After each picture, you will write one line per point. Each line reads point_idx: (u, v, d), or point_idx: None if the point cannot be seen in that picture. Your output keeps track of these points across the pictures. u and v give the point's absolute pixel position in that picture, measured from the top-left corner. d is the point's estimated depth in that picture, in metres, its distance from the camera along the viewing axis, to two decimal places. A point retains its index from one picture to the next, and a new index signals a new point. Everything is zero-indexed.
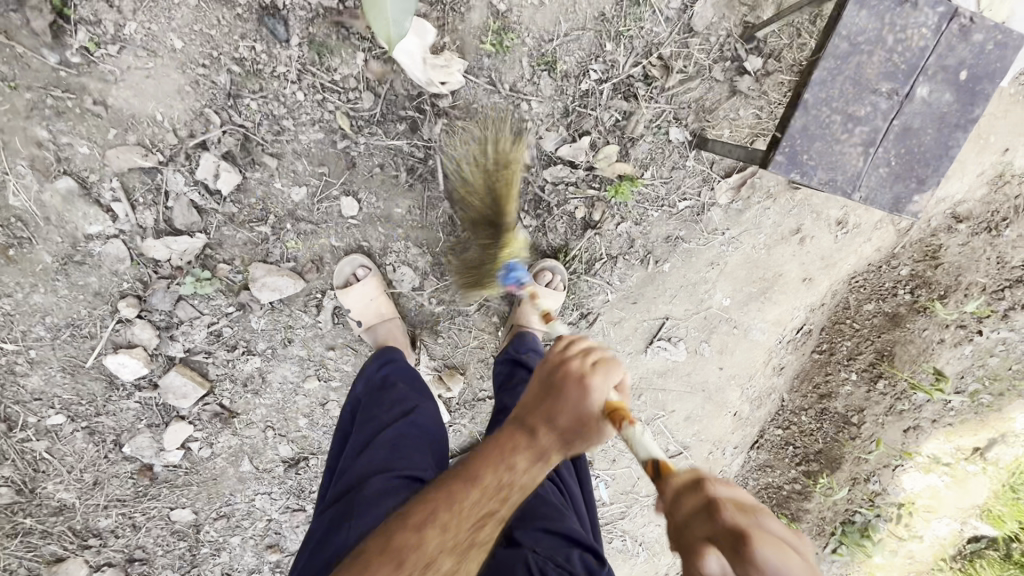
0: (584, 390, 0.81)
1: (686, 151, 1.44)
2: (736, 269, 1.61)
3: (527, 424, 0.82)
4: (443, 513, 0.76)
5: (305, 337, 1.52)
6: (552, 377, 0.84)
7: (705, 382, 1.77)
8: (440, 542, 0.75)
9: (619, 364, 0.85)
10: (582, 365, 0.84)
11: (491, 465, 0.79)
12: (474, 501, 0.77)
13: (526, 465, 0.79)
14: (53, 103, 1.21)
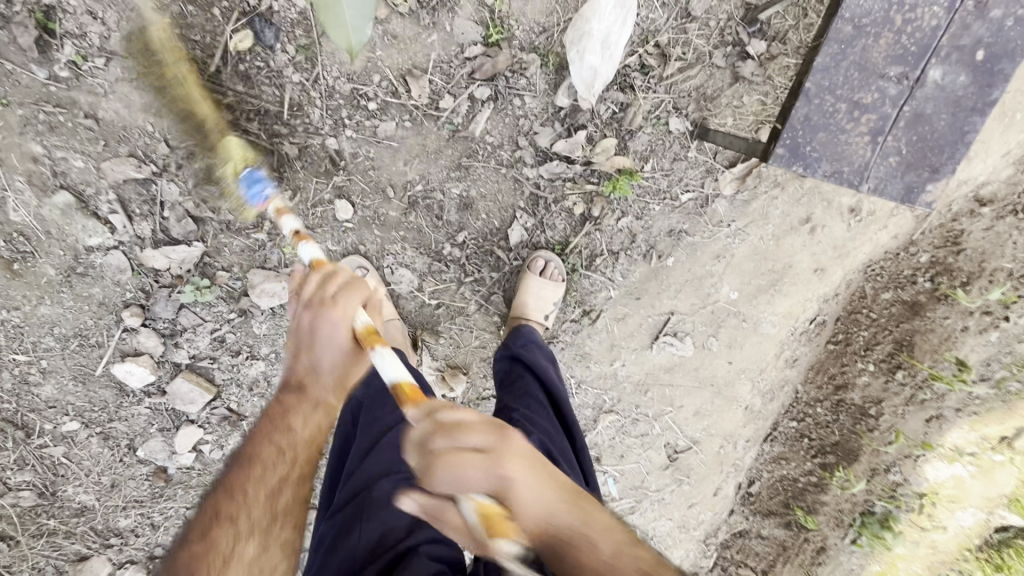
0: (445, 477, 0.68)
1: (688, 142, 1.39)
2: (744, 262, 1.55)
3: (297, 381, 0.94)
4: (244, 493, 0.89)
5: None
6: (302, 326, 0.93)
7: (714, 377, 1.73)
8: (255, 513, 0.88)
9: (361, 285, 0.94)
10: (325, 299, 0.93)
11: (273, 431, 0.92)
12: (267, 476, 0.90)
13: (303, 419, 0.93)
14: (46, 119, 1.22)
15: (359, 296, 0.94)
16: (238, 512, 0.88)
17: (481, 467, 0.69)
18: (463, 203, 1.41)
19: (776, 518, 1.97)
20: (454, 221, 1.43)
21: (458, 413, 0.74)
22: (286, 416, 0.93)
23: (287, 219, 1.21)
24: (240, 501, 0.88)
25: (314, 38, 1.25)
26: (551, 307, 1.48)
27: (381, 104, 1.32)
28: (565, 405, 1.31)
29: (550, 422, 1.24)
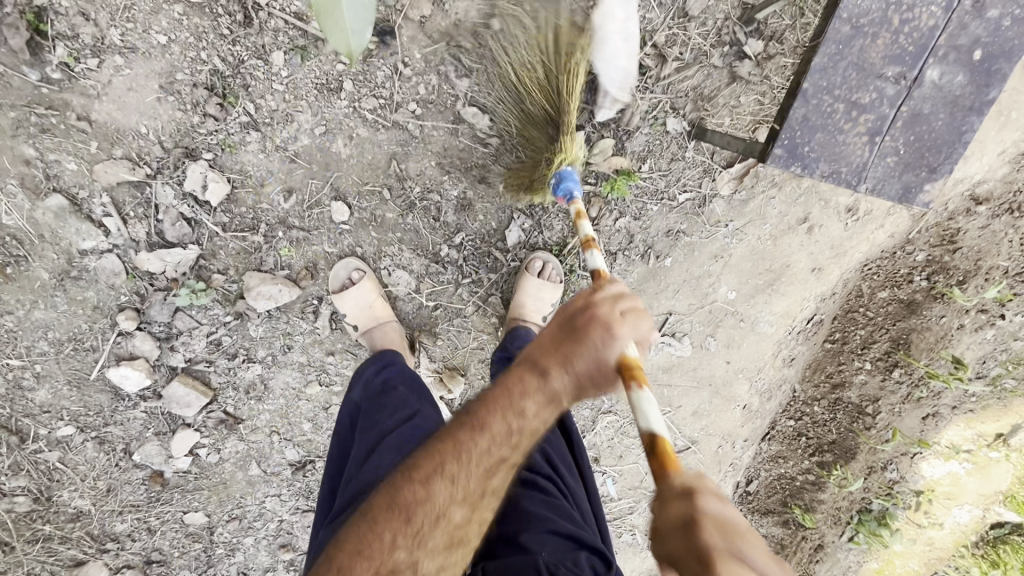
0: (609, 338, 0.78)
1: (685, 142, 1.39)
2: (741, 261, 1.55)
3: (539, 365, 0.81)
4: (457, 473, 0.78)
5: (304, 343, 1.51)
6: (578, 321, 0.81)
7: (712, 377, 1.73)
8: (451, 492, 0.78)
9: (647, 318, 0.81)
10: (611, 317, 0.80)
11: (508, 411, 0.79)
12: (491, 450, 0.79)
13: (538, 408, 0.79)
14: (38, 121, 1.20)
15: (637, 328, 0.80)
16: (458, 473, 0.78)
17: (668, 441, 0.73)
18: (460, 204, 1.41)
19: (774, 516, 1.99)
20: (451, 222, 1.42)
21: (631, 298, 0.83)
22: (512, 398, 0.80)
23: (583, 223, 1.14)
24: (422, 507, 0.76)
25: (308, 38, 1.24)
26: (549, 308, 1.48)
27: (378, 104, 1.31)
28: None
29: None
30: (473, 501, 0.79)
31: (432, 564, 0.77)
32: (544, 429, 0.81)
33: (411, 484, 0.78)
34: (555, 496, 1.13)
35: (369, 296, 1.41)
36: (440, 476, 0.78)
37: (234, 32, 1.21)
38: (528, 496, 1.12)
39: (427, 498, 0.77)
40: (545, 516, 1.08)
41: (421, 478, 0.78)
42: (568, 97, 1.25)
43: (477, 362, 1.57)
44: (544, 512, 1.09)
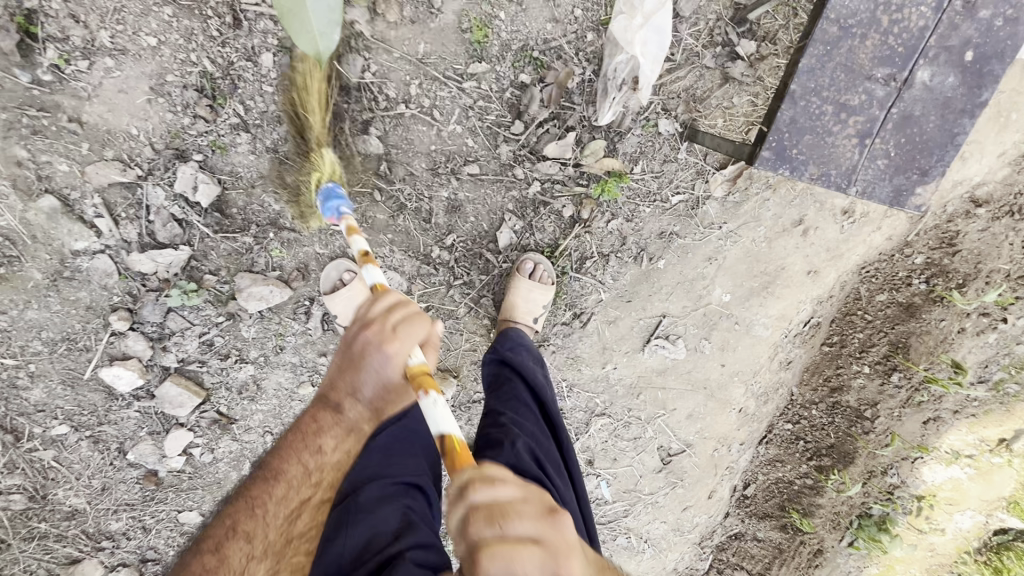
0: (383, 355, 0.86)
1: (678, 143, 1.38)
2: (735, 264, 1.54)
3: (335, 399, 0.95)
4: (265, 508, 0.96)
5: (296, 344, 1.51)
6: (356, 348, 0.90)
7: (707, 380, 1.72)
8: (301, 478, 0.97)
9: (425, 320, 0.89)
10: (386, 326, 0.87)
11: (303, 449, 0.97)
12: (288, 493, 0.97)
13: (335, 442, 0.95)
14: (30, 122, 1.21)
15: (422, 331, 0.88)
16: (253, 531, 0.95)
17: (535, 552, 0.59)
18: (451, 206, 1.40)
19: (771, 520, 1.97)
20: (442, 224, 1.42)
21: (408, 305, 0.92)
22: (314, 435, 0.96)
23: (356, 237, 1.13)
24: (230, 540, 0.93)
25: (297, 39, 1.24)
26: (540, 310, 1.47)
27: (368, 106, 1.31)
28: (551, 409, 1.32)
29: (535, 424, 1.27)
30: (312, 491, 0.99)
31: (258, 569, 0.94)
32: (338, 461, 0.99)
33: (258, 484, 0.98)
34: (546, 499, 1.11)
35: (359, 298, 1.41)
36: (262, 505, 0.96)
37: (224, 34, 1.21)
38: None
39: (290, 489, 0.98)
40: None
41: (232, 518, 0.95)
42: (308, 112, 1.22)
43: (469, 364, 1.57)
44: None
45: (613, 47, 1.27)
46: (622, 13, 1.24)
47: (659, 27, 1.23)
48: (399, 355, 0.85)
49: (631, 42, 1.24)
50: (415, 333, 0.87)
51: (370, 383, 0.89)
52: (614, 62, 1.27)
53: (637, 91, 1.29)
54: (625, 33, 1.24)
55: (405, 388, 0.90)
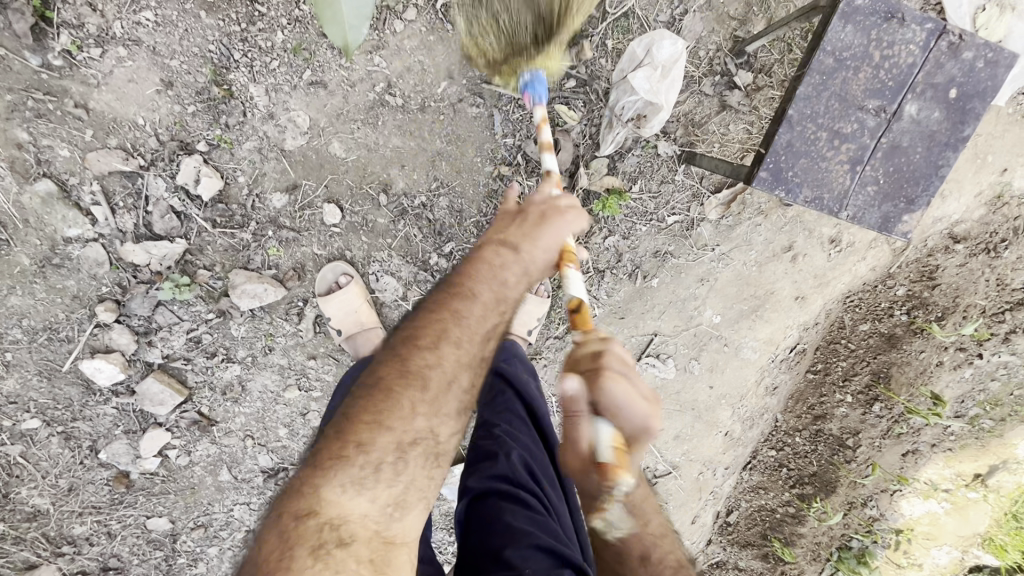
0: (564, 222, 0.96)
1: (675, 166, 1.41)
2: (727, 286, 1.58)
3: (506, 247, 0.94)
4: (432, 351, 0.85)
5: (286, 345, 1.49)
6: (536, 214, 0.97)
7: (695, 401, 1.73)
8: (447, 363, 0.85)
9: (582, 213, 0.98)
10: (550, 207, 0.99)
11: (484, 284, 0.91)
12: (442, 352, 0.85)
13: (512, 282, 0.92)
14: (34, 105, 1.20)
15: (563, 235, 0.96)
16: (433, 354, 0.85)
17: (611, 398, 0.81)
18: (452, 214, 1.42)
19: (752, 548, 1.95)
20: (442, 231, 1.43)
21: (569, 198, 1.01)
22: (454, 294, 0.90)
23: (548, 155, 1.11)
24: (380, 389, 0.83)
25: (311, 41, 1.25)
26: (535, 322, 1.50)
27: (375, 111, 1.32)
28: (546, 423, 1.31)
29: (530, 437, 1.26)
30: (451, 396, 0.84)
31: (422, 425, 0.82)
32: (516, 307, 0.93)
33: (386, 372, 0.84)
34: (538, 512, 1.10)
35: (355, 301, 1.40)
36: (415, 367, 0.84)
37: (239, 31, 1.22)
38: (511, 512, 1.09)
39: (431, 363, 0.85)
40: (527, 531, 1.04)
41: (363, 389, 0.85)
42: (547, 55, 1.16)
43: None
44: (525, 525, 1.06)
45: (629, 92, 1.30)
46: (638, 56, 1.29)
47: (672, 78, 1.28)
48: (566, 231, 0.97)
49: (655, 92, 1.28)
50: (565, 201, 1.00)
51: (542, 254, 0.94)
52: (622, 95, 1.31)
53: (637, 129, 1.34)
54: (648, 84, 1.28)
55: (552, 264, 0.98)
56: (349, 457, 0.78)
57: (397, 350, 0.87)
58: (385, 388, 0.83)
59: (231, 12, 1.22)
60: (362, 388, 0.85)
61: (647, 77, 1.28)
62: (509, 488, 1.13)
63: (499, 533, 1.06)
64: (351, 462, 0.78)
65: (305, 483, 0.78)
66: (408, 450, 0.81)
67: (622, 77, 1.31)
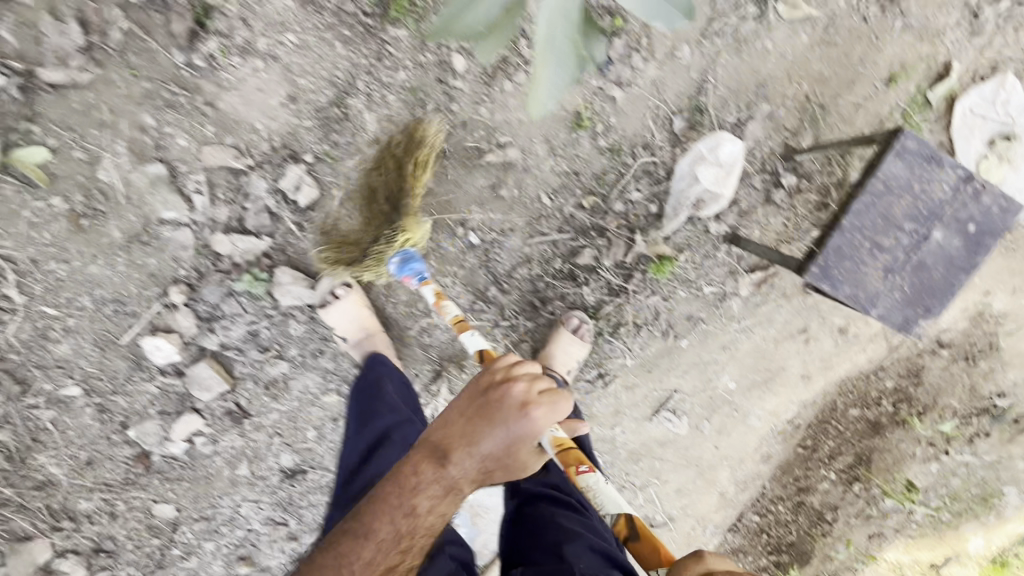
0: (526, 420, 0.90)
1: (719, 244, 1.58)
2: (745, 357, 1.74)
3: (441, 450, 0.94)
4: (349, 561, 0.93)
5: (336, 351, 1.56)
6: (492, 399, 0.93)
7: (700, 459, 1.86)
8: (361, 565, 0.93)
9: (563, 399, 0.94)
10: (529, 399, 0.92)
11: (405, 492, 0.94)
12: (354, 560, 0.93)
13: (434, 495, 0.94)
14: (167, 96, 1.28)
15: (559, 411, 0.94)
16: (342, 565, 0.94)
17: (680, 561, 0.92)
18: (518, 252, 1.55)
19: None
20: (504, 268, 1.56)
21: (545, 378, 0.97)
22: (384, 500, 0.95)
23: (448, 306, 1.35)
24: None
25: (428, 84, 1.38)
26: (574, 363, 1.59)
27: (469, 153, 1.45)
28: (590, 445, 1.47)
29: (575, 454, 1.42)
30: None
31: None
32: (447, 506, 0.96)
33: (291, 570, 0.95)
34: (585, 515, 1.23)
35: (353, 309, 1.47)
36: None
37: (366, 64, 1.35)
38: (564, 514, 1.21)
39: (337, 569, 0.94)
40: (581, 532, 1.15)
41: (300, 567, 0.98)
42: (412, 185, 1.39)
43: None
44: (577, 527, 1.17)
45: (693, 182, 1.48)
46: (702, 154, 1.46)
47: (730, 174, 1.47)
48: (523, 431, 0.90)
49: (719, 186, 1.47)
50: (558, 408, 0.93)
51: (495, 441, 0.91)
52: (684, 188, 1.49)
53: (697, 212, 1.51)
54: (714, 180, 1.47)
55: (515, 435, 0.91)
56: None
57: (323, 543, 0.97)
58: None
59: (363, 47, 1.34)
60: (298, 565, 0.99)
61: (712, 173, 1.47)
62: (557, 496, 1.27)
63: (555, 533, 1.17)
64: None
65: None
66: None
67: (685, 172, 1.48)
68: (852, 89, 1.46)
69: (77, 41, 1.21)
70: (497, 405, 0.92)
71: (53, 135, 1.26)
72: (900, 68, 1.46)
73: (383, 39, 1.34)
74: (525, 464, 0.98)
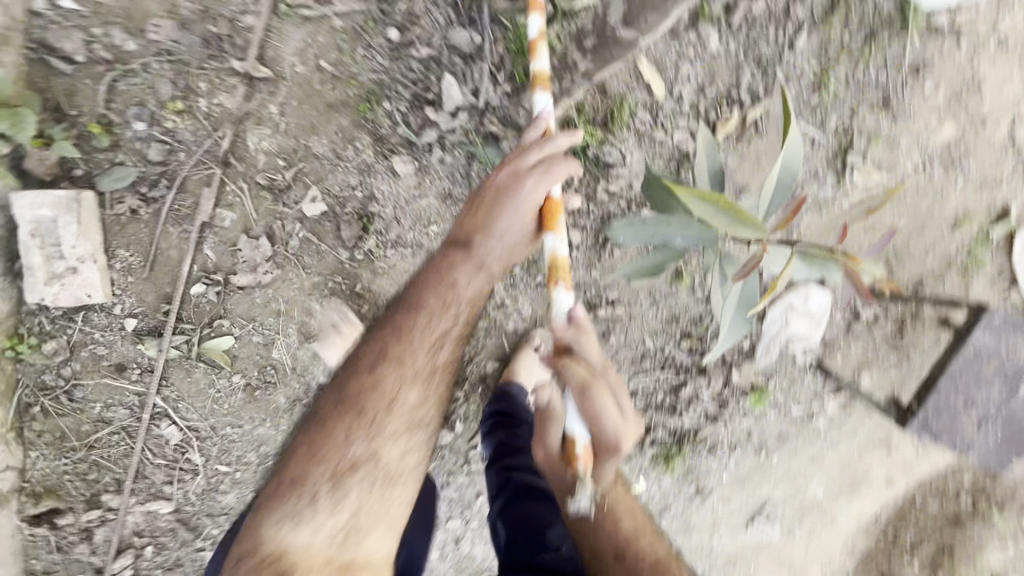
0: (518, 198, 1.12)
1: (805, 370, 1.74)
2: (831, 466, 1.87)
3: (462, 242, 1.16)
4: (410, 337, 1.13)
5: (463, 482, 1.69)
6: (502, 181, 1.15)
7: (792, 560, 1.97)
8: (414, 361, 1.13)
9: (572, 161, 1.14)
10: (523, 171, 1.14)
11: (438, 283, 1.15)
12: (415, 343, 1.13)
13: (465, 277, 1.15)
14: (331, 286, 1.46)
15: (562, 170, 1.13)
16: (404, 356, 1.13)
17: (612, 407, 1.04)
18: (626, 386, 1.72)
19: None
20: None
21: (562, 141, 1.15)
22: (420, 302, 1.15)
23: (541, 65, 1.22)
24: (353, 381, 1.13)
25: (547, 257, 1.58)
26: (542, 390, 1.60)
27: (581, 309, 1.64)
28: None
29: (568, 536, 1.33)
30: (423, 390, 1.13)
31: (393, 447, 1.11)
32: (473, 294, 1.16)
33: (357, 379, 1.13)
34: None
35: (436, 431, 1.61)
36: (383, 382, 1.12)
37: None
38: None
39: (395, 367, 1.12)
40: None
41: (348, 370, 1.17)
42: None
43: None
44: None
45: (785, 328, 1.68)
46: (795, 305, 1.65)
47: (819, 323, 1.67)
48: (533, 199, 1.12)
49: (808, 332, 1.68)
50: (563, 168, 1.13)
51: (507, 220, 1.13)
52: (776, 331, 1.69)
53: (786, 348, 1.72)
54: (804, 328, 1.67)
55: (528, 222, 1.15)
56: (293, 494, 1.07)
57: (377, 329, 1.18)
58: (348, 396, 1.13)
59: None
60: (347, 368, 1.17)
61: (803, 322, 1.67)
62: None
63: None
64: (291, 499, 1.07)
65: (253, 527, 1.09)
66: (357, 465, 1.09)
67: (776, 321, 1.67)
68: (922, 234, 1.62)
69: (265, 252, 1.39)
70: (511, 204, 1.12)
71: (239, 325, 1.43)
72: (964, 215, 1.61)
73: None
74: (529, 234, 1.17)
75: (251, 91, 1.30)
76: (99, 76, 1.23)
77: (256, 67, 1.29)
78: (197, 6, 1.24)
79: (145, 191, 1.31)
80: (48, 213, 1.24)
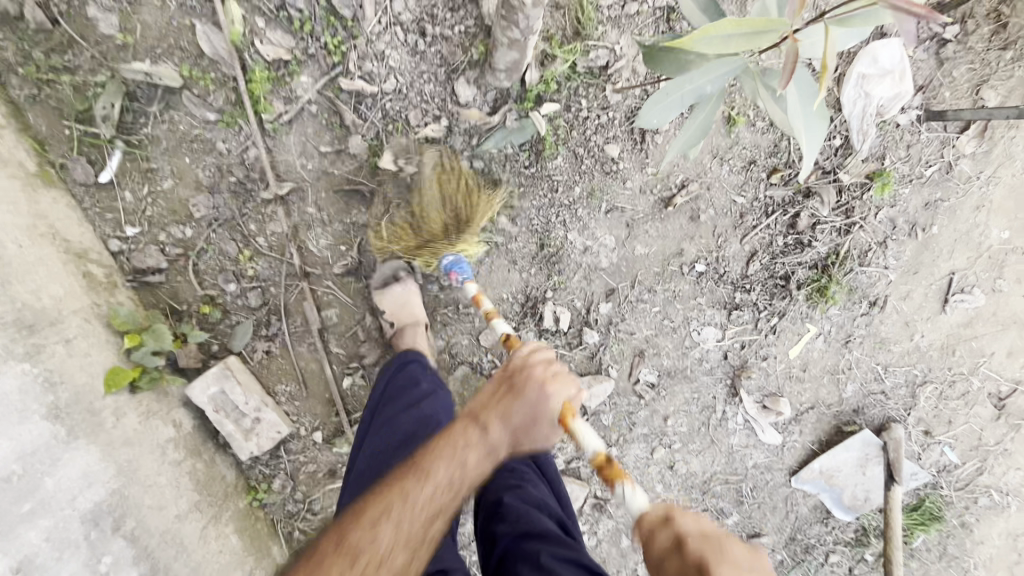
0: (546, 393, 0.93)
1: (917, 127, 1.59)
2: (1005, 201, 1.65)
3: (480, 420, 0.92)
4: (389, 516, 0.82)
5: (645, 417, 1.74)
6: (513, 378, 0.96)
7: (1018, 315, 1.73)
8: (411, 518, 0.83)
9: (573, 380, 0.97)
10: (546, 374, 0.95)
11: (449, 455, 0.89)
12: (382, 522, 0.82)
13: (477, 458, 0.89)
14: (441, 320, 1.58)
15: (561, 388, 0.95)
16: (363, 545, 0.80)
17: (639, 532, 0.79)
18: (746, 244, 1.66)
19: None
20: (738, 272, 1.68)
21: (549, 352, 1.00)
22: (414, 481, 0.86)
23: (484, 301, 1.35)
24: (330, 539, 0.81)
25: (600, 184, 1.58)
26: None
27: (660, 210, 1.62)
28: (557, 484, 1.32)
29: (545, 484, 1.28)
30: (409, 554, 0.82)
31: None
32: (485, 475, 0.90)
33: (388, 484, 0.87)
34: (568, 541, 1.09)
35: None
36: (362, 539, 0.80)
37: (547, 200, 1.57)
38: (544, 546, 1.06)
39: (381, 531, 0.81)
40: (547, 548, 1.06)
41: (334, 534, 0.83)
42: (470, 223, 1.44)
43: (789, 380, 1.77)
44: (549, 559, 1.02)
45: (873, 94, 1.53)
46: (865, 72, 1.51)
47: (906, 73, 1.51)
48: (556, 399, 0.94)
49: (901, 85, 1.51)
50: (569, 382, 0.97)
51: (528, 408, 0.92)
52: (864, 106, 1.55)
53: (880, 118, 1.57)
54: (893, 87, 1.52)
55: (540, 421, 0.93)
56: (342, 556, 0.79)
57: (346, 517, 0.85)
58: (324, 543, 0.82)
59: (538, 190, 1.57)
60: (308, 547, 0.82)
61: (888, 84, 1.52)
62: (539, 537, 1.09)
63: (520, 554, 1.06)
64: None
65: None
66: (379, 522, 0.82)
67: (855, 100, 1.54)
68: None
69: (375, 324, 1.52)
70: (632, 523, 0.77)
71: None
72: None
73: (550, 175, 1.56)
74: (545, 441, 0.97)
75: (289, 207, 1.44)
76: (183, 268, 1.42)
77: (280, 185, 1.41)
78: (211, 169, 1.38)
79: (266, 332, 1.48)
80: (216, 388, 1.42)
